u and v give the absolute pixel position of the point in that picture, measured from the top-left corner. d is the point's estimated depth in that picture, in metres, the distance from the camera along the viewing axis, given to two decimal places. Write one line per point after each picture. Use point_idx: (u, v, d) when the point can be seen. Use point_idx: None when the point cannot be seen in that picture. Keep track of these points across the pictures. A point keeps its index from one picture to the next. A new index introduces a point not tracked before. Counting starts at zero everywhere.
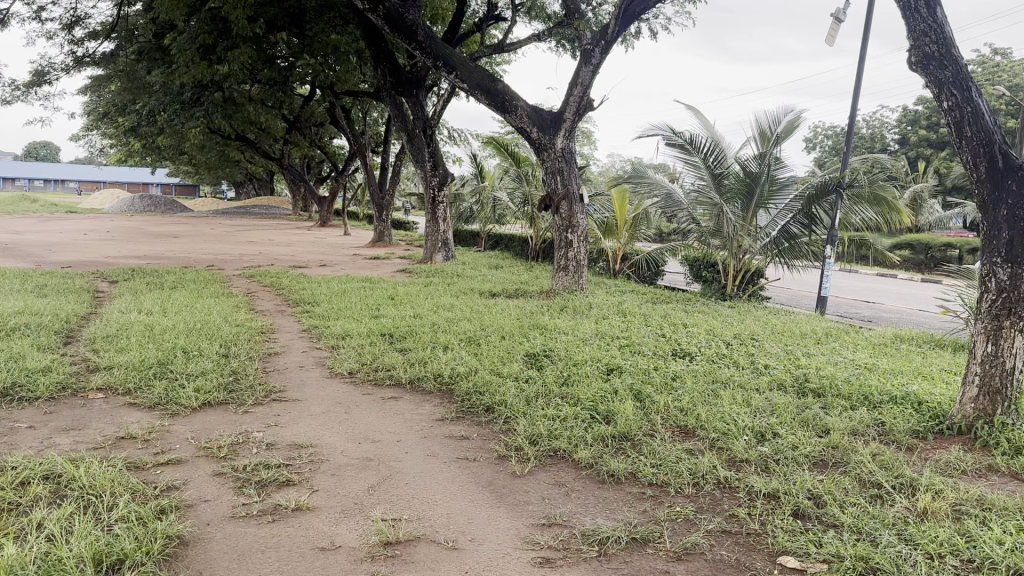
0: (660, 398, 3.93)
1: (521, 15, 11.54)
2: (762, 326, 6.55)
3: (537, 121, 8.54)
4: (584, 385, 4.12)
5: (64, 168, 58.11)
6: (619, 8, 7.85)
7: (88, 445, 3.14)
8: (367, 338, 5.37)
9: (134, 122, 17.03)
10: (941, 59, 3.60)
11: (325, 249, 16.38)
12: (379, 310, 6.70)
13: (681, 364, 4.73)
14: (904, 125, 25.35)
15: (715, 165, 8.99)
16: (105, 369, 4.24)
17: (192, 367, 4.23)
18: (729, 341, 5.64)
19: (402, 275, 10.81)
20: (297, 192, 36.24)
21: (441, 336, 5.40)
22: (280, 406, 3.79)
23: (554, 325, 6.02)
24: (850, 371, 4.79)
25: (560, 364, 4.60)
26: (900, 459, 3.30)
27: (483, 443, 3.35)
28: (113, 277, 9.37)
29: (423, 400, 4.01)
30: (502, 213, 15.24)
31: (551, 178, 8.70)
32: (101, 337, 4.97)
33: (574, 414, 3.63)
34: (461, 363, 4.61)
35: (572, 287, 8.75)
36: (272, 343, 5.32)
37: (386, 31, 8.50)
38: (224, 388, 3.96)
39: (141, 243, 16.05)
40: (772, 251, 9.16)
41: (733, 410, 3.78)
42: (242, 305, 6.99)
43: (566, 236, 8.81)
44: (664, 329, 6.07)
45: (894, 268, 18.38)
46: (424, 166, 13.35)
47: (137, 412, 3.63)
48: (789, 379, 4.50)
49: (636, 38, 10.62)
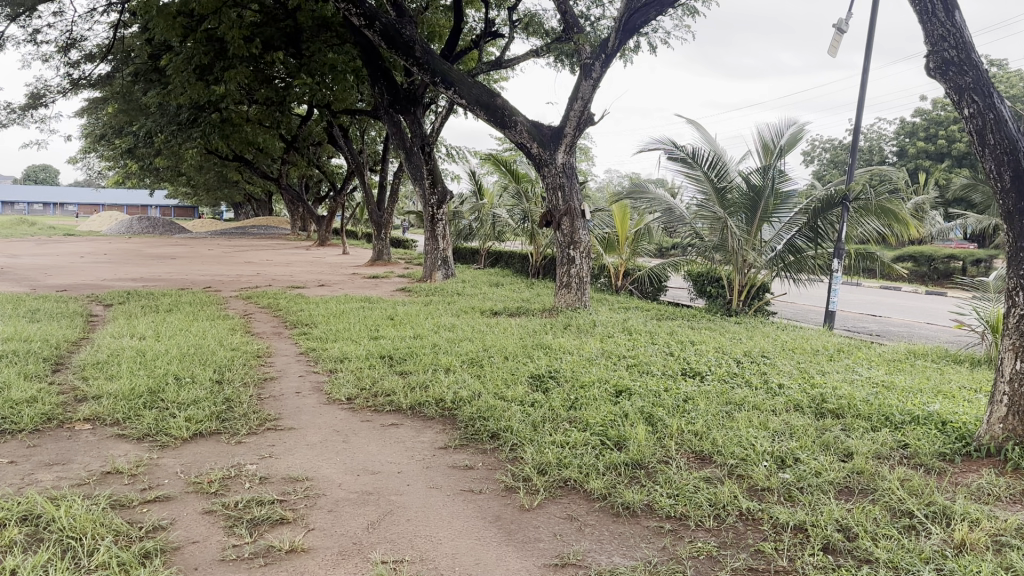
0: (672, 420, 3.77)
1: (519, 30, 11.45)
2: (772, 343, 6.39)
3: (537, 137, 8.43)
4: (592, 408, 3.95)
5: (64, 191, 58.13)
6: (619, 21, 7.74)
7: (72, 481, 2.97)
8: (366, 361, 5.20)
9: (131, 144, 16.95)
10: (961, 64, 3.45)
11: (324, 269, 16.26)
12: (378, 332, 6.54)
13: (692, 384, 4.56)
14: (903, 138, 25.37)
15: (717, 179, 8.83)
16: (93, 399, 4.07)
17: (184, 396, 4.05)
18: (739, 360, 5.47)
19: (401, 294, 10.66)
20: (296, 212, 36.22)
21: (443, 358, 5.24)
22: (275, 436, 3.61)
23: (558, 344, 5.85)
24: (868, 390, 4.62)
25: (566, 386, 4.42)
26: (929, 485, 3.13)
27: (489, 473, 3.18)
28: (108, 300, 9.22)
29: (424, 427, 3.84)
30: (501, 230, 15.13)
31: (552, 194, 8.57)
32: (91, 364, 4.79)
33: (584, 440, 3.46)
34: (464, 386, 4.45)
35: (575, 304, 8.58)
36: (269, 368, 5.14)
37: (383, 48, 8.29)
38: (217, 417, 3.79)
39: (137, 266, 15.90)
40: (778, 266, 8.97)
41: (750, 434, 3.62)
42: (238, 328, 6.83)
43: (568, 253, 8.65)
44: (671, 347, 5.90)
45: (897, 281, 18.22)
46: (423, 183, 13.23)
47: (125, 444, 3.45)
48: (807, 399, 4.33)
49: (636, 52, 10.53)
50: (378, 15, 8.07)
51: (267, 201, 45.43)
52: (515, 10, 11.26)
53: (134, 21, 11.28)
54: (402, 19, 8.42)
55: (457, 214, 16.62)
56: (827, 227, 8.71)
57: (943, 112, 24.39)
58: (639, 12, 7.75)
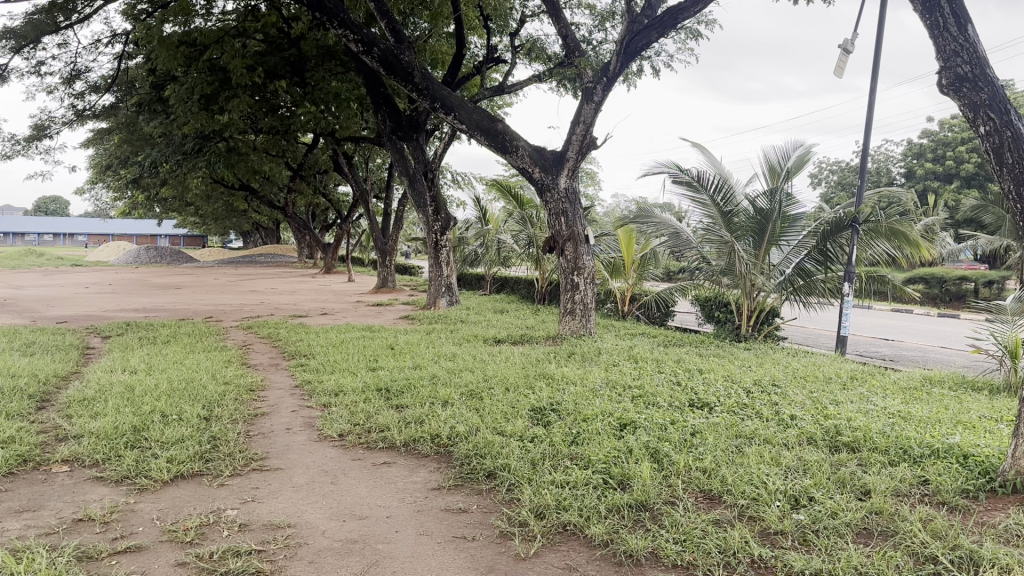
0: (678, 456, 3.57)
1: (521, 56, 11.39)
2: (783, 371, 6.18)
3: (538, 162, 8.32)
4: (595, 443, 3.75)
5: (74, 222, 58.53)
6: (620, 43, 7.65)
7: (39, 531, 2.80)
8: (362, 394, 5.02)
9: (137, 174, 16.95)
10: (976, 80, 3.30)
11: (328, 297, 16.13)
12: (377, 362, 6.36)
13: (699, 417, 4.35)
14: (910, 159, 25.34)
15: (723, 203, 8.71)
16: (74, 438, 3.90)
17: (168, 434, 3.88)
18: (749, 390, 5.26)
19: (404, 322, 10.52)
20: (303, 241, 36.27)
21: (441, 391, 5.05)
22: (260, 477, 3.44)
23: (561, 374, 5.66)
24: (884, 421, 4.40)
25: (567, 420, 4.23)
26: (954, 526, 2.92)
27: (484, 517, 3.00)
28: (106, 332, 9.09)
29: (418, 465, 3.66)
30: (506, 256, 15.00)
31: (555, 220, 8.43)
32: (78, 401, 4.63)
33: (585, 479, 3.27)
34: (462, 421, 4.26)
35: (579, 331, 8.39)
36: (261, 402, 4.97)
37: (382, 74, 8.17)
38: (201, 457, 3.62)
39: (141, 296, 15.82)
40: (787, 291, 8.76)
41: (762, 472, 3.42)
42: (234, 360, 6.67)
43: (572, 279, 8.47)
44: (677, 376, 5.70)
45: (909, 303, 17.96)
46: (426, 210, 13.11)
47: (102, 488, 3.28)
48: (819, 432, 4.13)
49: (638, 76, 10.42)
50: (376, 40, 7.97)
51: (275, 230, 45.54)
52: (517, 36, 11.20)
53: (138, 52, 11.27)
54: (400, 46, 8.26)
55: (462, 241, 16.53)
56: (836, 250, 8.49)
57: (951, 133, 24.23)
58: (640, 34, 7.67)
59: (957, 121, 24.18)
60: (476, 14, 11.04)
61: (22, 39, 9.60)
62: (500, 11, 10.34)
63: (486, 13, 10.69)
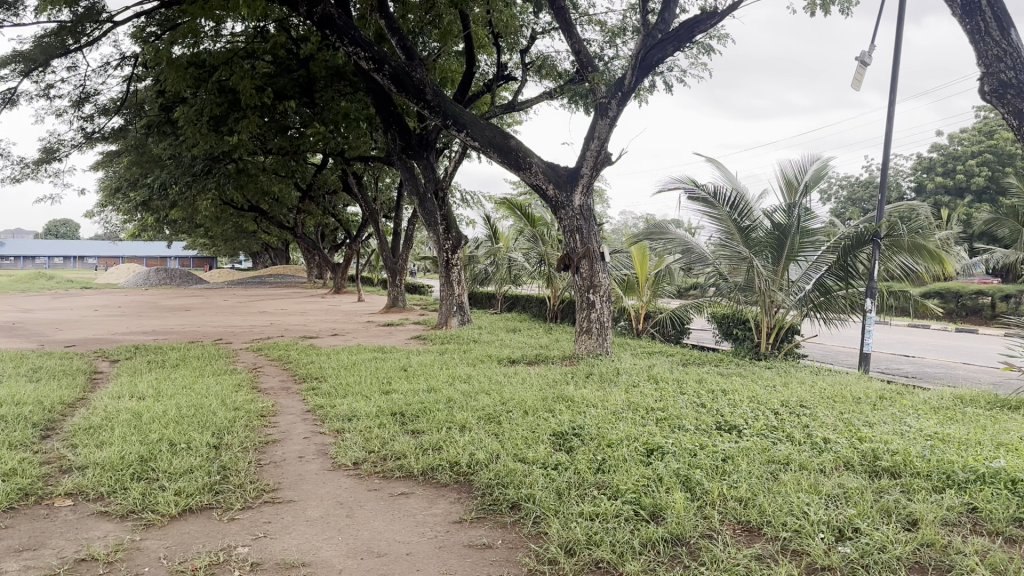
0: (712, 485, 3.39)
1: (532, 73, 11.28)
2: (808, 391, 5.97)
3: (552, 178, 8.19)
4: (624, 471, 3.57)
5: (85, 245, 58.97)
6: (635, 57, 7.55)
7: (40, 572, 2.64)
8: (376, 419, 4.85)
9: (146, 197, 16.90)
10: (1021, 85, 3.13)
11: (338, 317, 15.98)
12: (389, 385, 6.19)
13: (728, 441, 4.17)
14: (920, 173, 25.17)
15: (741, 219, 8.62)
16: (78, 470, 3.75)
17: (176, 465, 3.71)
18: (777, 412, 5.05)
19: (415, 343, 10.35)
20: (312, 261, 36.29)
21: (458, 415, 4.87)
22: (273, 510, 3.27)
23: (580, 396, 5.47)
24: (922, 444, 4.21)
25: (591, 445, 4.05)
26: (1013, 558, 2.73)
27: (509, 553, 2.82)
28: (115, 356, 8.97)
29: (437, 496, 3.47)
30: (517, 274, 14.85)
31: (570, 237, 8.28)
32: (83, 430, 4.48)
33: (615, 510, 3.10)
34: (481, 447, 4.08)
35: (596, 351, 8.19)
36: (272, 429, 4.80)
37: (393, 91, 8.07)
38: (211, 489, 3.45)
39: (150, 318, 15.72)
40: (808, 307, 8.51)
41: (803, 501, 3.24)
42: (244, 384, 6.51)
43: (588, 297, 8.30)
44: (701, 397, 5.49)
45: (925, 318, 17.68)
46: (436, 228, 12.93)
47: (107, 524, 3.11)
48: (857, 457, 3.94)
49: (651, 92, 10.29)
50: (387, 58, 7.87)
51: (284, 251, 45.60)
52: (528, 53, 11.11)
53: (147, 75, 11.22)
54: (411, 63, 8.15)
55: (472, 260, 16.42)
56: (857, 265, 8.33)
57: (960, 147, 24.08)
58: (656, 47, 7.58)
59: (967, 135, 24.03)
60: (486, 33, 10.96)
61: (31, 63, 9.57)
62: (510, 28, 10.25)
63: (496, 31, 10.61)
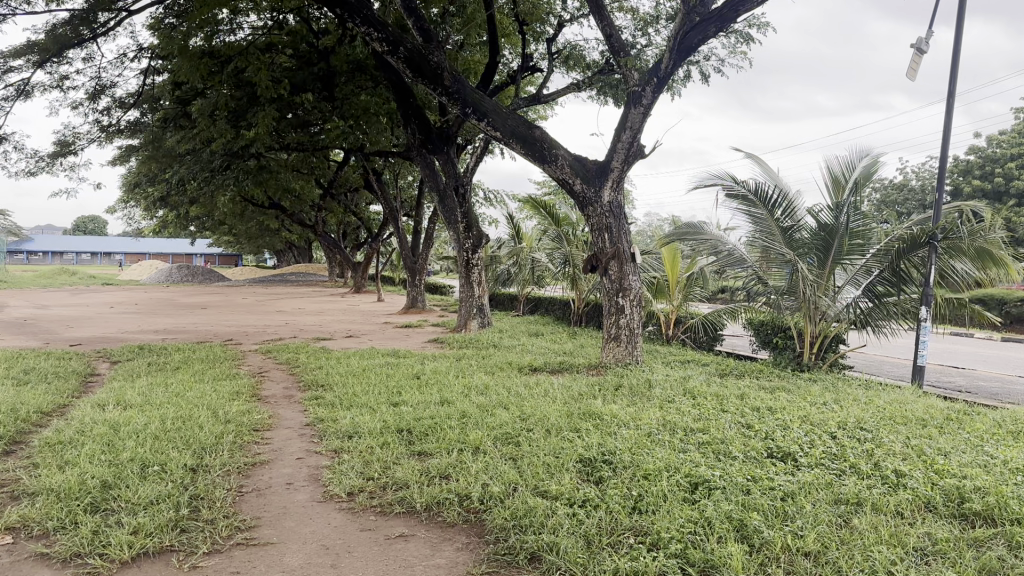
0: (773, 533, 2.81)
1: (558, 64, 10.66)
2: (866, 411, 5.31)
3: (579, 172, 7.60)
4: (665, 512, 2.99)
5: (110, 241, 59.43)
6: (673, 39, 6.96)
7: None
8: (380, 437, 4.30)
9: (163, 192, 16.50)
10: None
11: (355, 318, 15.46)
12: (399, 397, 5.63)
13: (783, 474, 3.57)
14: (956, 176, 24.12)
15: (784, 218, 8.03)
16: (30, 497, 3.23)
17: (144, 492, 3.20)
18: (835, 436, 4.44)
19: (433, 347, 9.81)
20: (333, 261, 35.98)
21: (473, 434, 4.31)
22: (245, 555, 2.74)
23: (610, 413, 4.89)
24: (1013, 482, 3.57)
25: (626, 477, 3.47)
26: None
27: None
28: (115, 356, 8.52)
29: (442, 540, 2.92)
30: (540, 274, 14.28)
31: (598, 235, 7.70)
32: (52, 447, 3.98)
33: (657, 568, 2.53)
34: (495, 476, 3.51)
35: (624, 359, 7.60)
36: (262, 447, 4.28)
37: (409, 76, 7.49)
38: (175, 527, 2.92)
39: (162, 316, 15.29)
40: (856, 314, 7.85)
41: (887, 559, 2.64)
42: (244, 392, 5.99)
43: (617, 302, 7.70)
44: (746, 417, 4.87)
45: (968, 327, 16.79)
46: (457, 227, 12.35)
47: (44, 571, 2.58)
48: (940, 498, 3.32)
49: (685, 83, 9.65)
50: (403, 39, 7.30)
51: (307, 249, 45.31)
52: (554, 42, 10.48)
53: (163, 66, 10.80)
54: (429, 45, 7.55)
55: (494, 260, 15.91)
56: (908, 270, 7.57)
57: (999, 149, 23.13)
58: (694, 30, 6.95)
59: (1006, 137, 23.11)
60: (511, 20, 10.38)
61: (44, 52, 9.14)
62: (536, 13, 9.65)
63: (521, 18, 10.02)
